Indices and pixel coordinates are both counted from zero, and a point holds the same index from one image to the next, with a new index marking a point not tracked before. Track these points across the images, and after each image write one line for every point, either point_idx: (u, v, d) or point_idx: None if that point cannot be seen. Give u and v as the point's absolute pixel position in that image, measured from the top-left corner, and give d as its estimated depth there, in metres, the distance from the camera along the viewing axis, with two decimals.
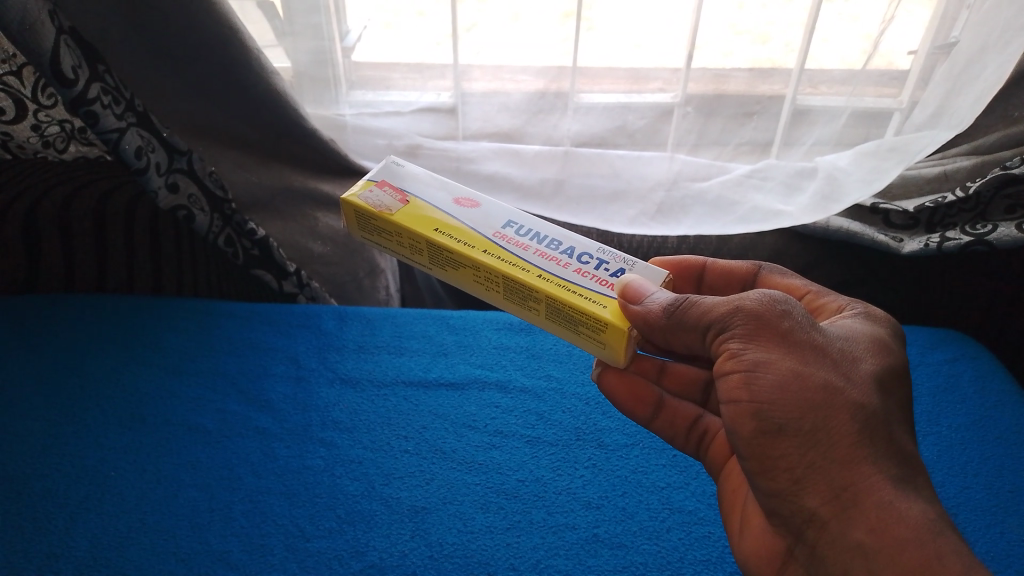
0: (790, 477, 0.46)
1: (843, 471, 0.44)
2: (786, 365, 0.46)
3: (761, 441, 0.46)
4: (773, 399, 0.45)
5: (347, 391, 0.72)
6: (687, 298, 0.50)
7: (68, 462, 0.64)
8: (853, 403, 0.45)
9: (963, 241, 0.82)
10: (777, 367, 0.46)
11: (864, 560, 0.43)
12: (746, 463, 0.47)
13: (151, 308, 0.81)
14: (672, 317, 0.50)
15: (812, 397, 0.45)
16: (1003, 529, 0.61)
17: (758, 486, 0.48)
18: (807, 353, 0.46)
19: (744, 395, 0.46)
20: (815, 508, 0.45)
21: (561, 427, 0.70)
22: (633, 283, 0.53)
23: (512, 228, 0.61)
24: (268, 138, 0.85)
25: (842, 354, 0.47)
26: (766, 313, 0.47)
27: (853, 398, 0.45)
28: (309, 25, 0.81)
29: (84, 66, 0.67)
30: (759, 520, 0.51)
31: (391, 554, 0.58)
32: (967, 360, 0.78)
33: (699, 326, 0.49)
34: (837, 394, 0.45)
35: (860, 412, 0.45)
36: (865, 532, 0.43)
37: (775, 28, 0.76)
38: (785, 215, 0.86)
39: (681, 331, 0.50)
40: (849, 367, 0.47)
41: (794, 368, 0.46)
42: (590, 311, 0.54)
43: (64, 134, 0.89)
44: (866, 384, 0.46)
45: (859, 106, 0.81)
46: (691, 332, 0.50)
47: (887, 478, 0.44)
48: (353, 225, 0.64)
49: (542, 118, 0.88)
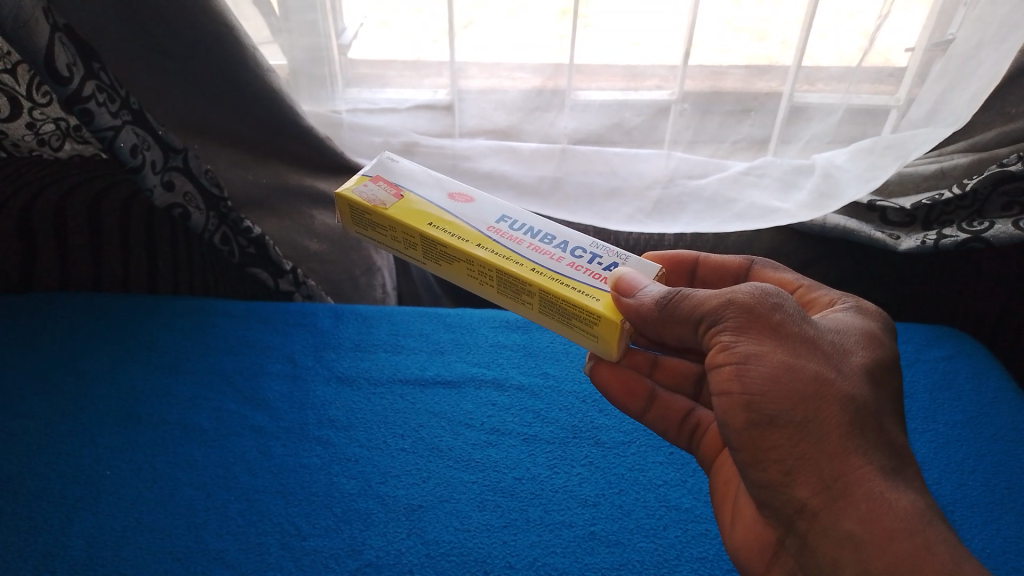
0: (781, 469, 0.45)
1: (834, 462, 0.44)
2: (778, 358, 0.46)
3: (752, 431, 0.46)
4: (764, 391, 0.45)
5: (343, 390, 0.72)
6: (679, 291, 0.50)
7: (63, 461, 0.64)
8: (843, 395, 0.45)
9: (960, 238, 0.82)
10: (769, 360, 0.46)
11: (855, 552, 0.43)
12: (737, 455, 0.47)
13: (147, 307, 0.81)
14: (664, 310, 0.50)
15: (803, 389, 0.45)
16: (999, 525, 0.61)
17: (750, 478, 0.47)
18: (798, 347, 0.46)
19: (735, 387, 0.46)
20: (805, 499, 0.45)
21: (558, 424, 0.70)
22: (627, 277, 0.53)
23: (506, 222, 0.61)
24: (264, 136, 0.84)
25: (833, 347, 0.47)
26: (758, 306, 0.47)
27: (844, 390, 0.45)
28: (304, 23, 0.81)
29: (79, 63, 0.67)
30: (748, 510, 0.51)
31: (387, 553, 0.58)
32: (963, 356, 0.78)
33: (691, 319, 0.49)
34: (828, 386, 0.45)
35: (850, 404, 0.45)
36: (856, 522, 0.43)
37: (772, 24, 0.76)
38: (781, 211, 0.87)
39: (673, 322, 0.50)
40: (839, 359, 0.47)
41: (785, 361, 0.45)
42: (583, 303, 0.54)
43: (59, 132, 0.89)
44: (857, 376, 0.46)
45: (853, 103, 0.80)
46: (683, 324, 0.50)
47: (877, 468, 0.44)
48: (347, 220, 0.64)
49: (538, 115, 0.88)
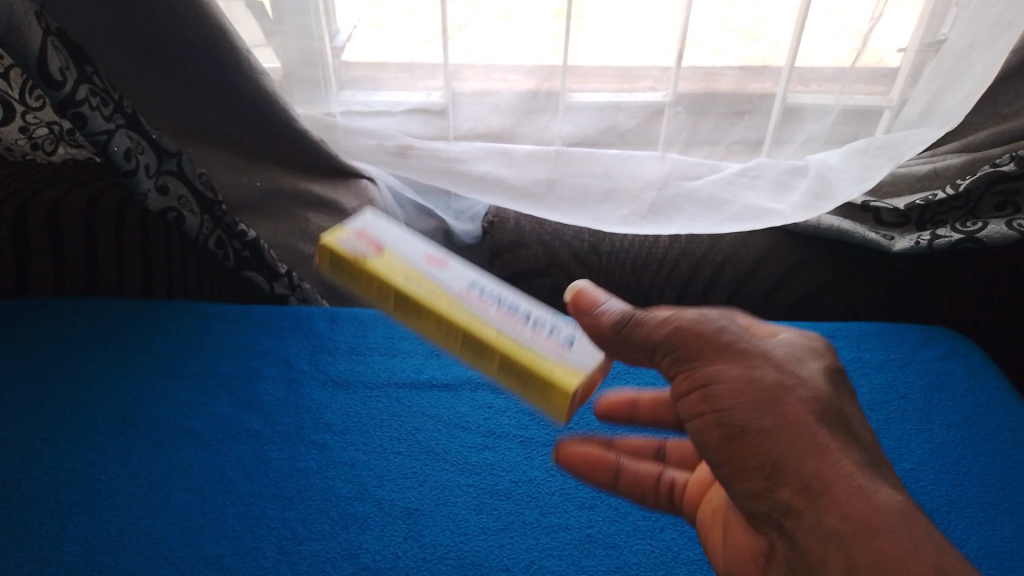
0: (763, 474, 0.43)
1: (812, 457, 0.41)
2: (735, 371, 0.44)
3: (728, 445, 0.44)
4: (731, 404, 0.44)
5: (339, 393, 0.72)
6: (632, 314, 0.49)
7: (59, 466, 0.64)
8: (805, 395, 0.43)
9: (953, 238, 0.82)
10: (730, 374, 0.44)
11: (842, 549, 0.39)
12: (719, 470, 0.45)
13: (142, 312, 0.81)
14: (621, 332, 0.48)
15: (765, 395, 0.43)
16: (995, 526, 0.61)
17: (735, 490, 0.45)
18: (756, 356, 0.45)
19: (704, 406, 0.45)
20: (787, 498, 0.42)
21: (554, 427, 0.70)
22: (583, 292, 0.51)
23: (476, 286, 0.62)
24: (258, 139, 0.85)
25: (786, 355, 0.46)
26: (710, 325, 0.46)
27: (805, 391, 0.43)
28: (298, 26, 0.81)
29: (71, 67, 0.66)
30: (731, 535, 0.49)
31: (384, 556, 0.58)
32: (958, 356, 0.78)
33: (647, 347, 0.48)
34: (789, 390, 0.43)
35: (813, 401, 0.43)
36: (840, 518, 0.39)
37: (766, 25, 0.76)
38: (776, 212, 0.86)
39: (630, 351, 0.49)
40: (796, 365, 0.45)
41: (743, 372, 0.44)
42: (540, 369, 0.56)
43: (52, 136, 0.89)
44: (816, 378, 0.44)
45: (848, 105, 0.82)
46: (640, 352, 0.48)
47: (853, 461, 0.41)
48: (326, 270, 0.64)
49: (533, 119, 0.87)
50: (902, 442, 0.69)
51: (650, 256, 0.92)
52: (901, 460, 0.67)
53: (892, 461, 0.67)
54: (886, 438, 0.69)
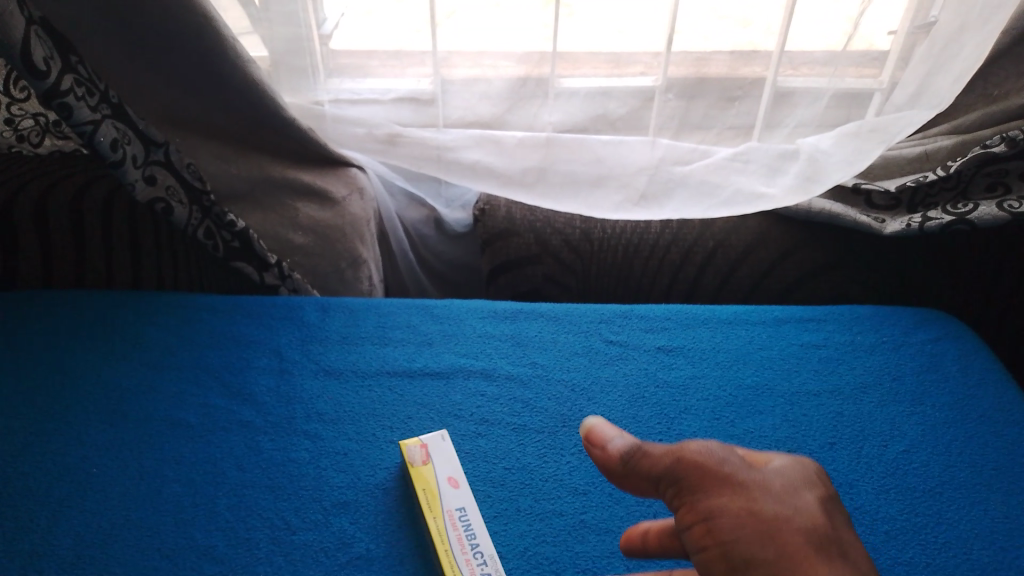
0: None
1: None
2: (737, 501, 0.37)
3: None
4: (733, 536, 0.36)
5: (331, 382, 0.72)
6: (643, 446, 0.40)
7: (49, 460, 0.63)
8: (806, 526, 0.36)
9: (944, 220, 0.82)
10: (729, 508, 0.36)
11: None
12: None
13: (132, 305, 0.80)
14: (627, 467, 0.40)
15: (768, 525, 0.36)
16: (987, 507, 0.61)
17: None
18: (756, 489, 0.37)
19: (707, 542, 0.36)
20: None
21: (547, 413, 0.69)
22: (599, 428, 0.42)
23: None
24: (247, 128, 0.84)
25: (790, 487, 0.38)
26: (712, 456, 0.38)
27: (807, 522, 0.36)
28: (284, 14, 0.80)
29: (56, 57, 0.66)
30: None
31: (377, 546, 0.57)
32: (950, 338, 0.78)
33: (652, 478, 0.39)
34: (790, 522, 0.36)
35: (814, 532, 0.36)
36: None
37: (756, 12, 0.77)
38: (767, 196, 0.86)
39: (633, 484, 0.40)
40: (801, 499, 0.37)
41: (745, 504, 0.36)
42: None
43: (38, 128, 0.88)
44: (817, 508, 0.37)
45: (841, 87, 0.81)
46: (645, 486, 0.39)
47: None
48: None
49: (523, 106, 0.87)
50: (894, 424, 0.69)
51: (642, 242, 0.92)
52: (894, 443, 0.67)
53: (885, 443, 0.67)
54: (878, 420, 0.69)
